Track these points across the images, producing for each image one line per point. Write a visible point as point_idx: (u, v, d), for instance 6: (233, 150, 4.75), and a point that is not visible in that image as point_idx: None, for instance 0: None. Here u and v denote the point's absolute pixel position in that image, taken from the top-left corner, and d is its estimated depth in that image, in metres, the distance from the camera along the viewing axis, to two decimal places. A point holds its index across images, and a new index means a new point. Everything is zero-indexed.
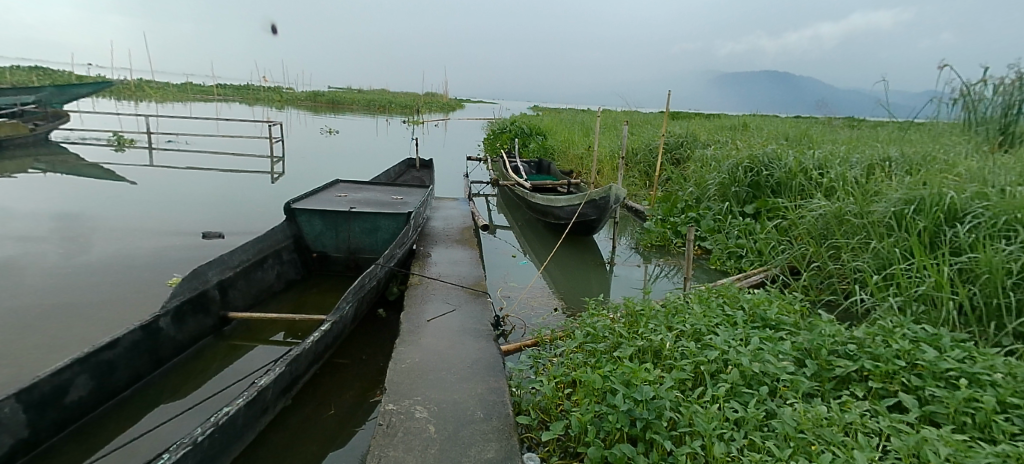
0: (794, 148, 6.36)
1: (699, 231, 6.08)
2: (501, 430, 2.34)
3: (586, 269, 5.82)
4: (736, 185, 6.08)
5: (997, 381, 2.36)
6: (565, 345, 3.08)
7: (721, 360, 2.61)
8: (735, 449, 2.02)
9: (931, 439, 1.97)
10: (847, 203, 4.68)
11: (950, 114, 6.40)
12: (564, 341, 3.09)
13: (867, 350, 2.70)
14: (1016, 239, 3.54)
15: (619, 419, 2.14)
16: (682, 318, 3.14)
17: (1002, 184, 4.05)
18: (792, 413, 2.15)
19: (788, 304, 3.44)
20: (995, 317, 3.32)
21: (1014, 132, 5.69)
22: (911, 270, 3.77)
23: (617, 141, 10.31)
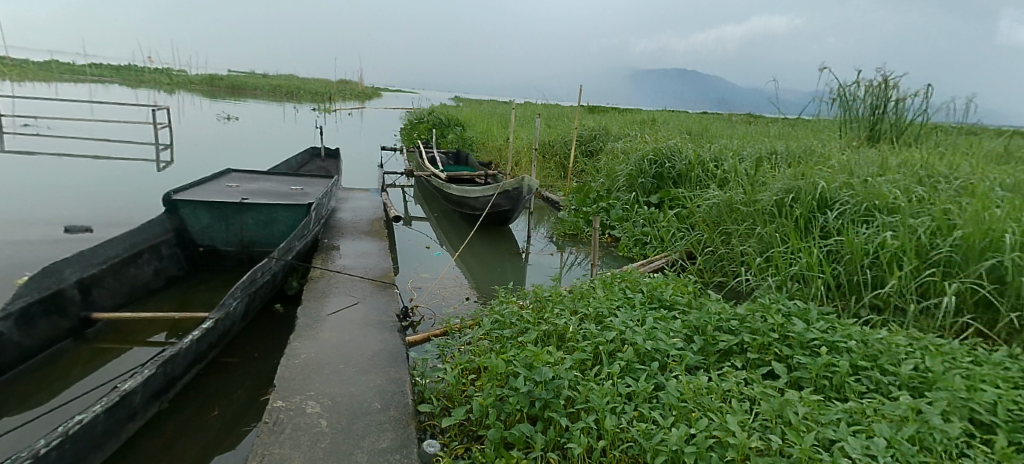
0: (694, 142, 6.77)
1: (609, 219, 6.33)
2: (398, 420, 2.33)
3: (502, 259, 5.87)
4: (642, 176, 6.39)
5: (852, 348, 2.68)
6: (472, 332, 3.09)
7: (618, 339, 2.76)
8: (625, 420, 2.14)
9: (791, 399, 2.19)
10: (737, 193, 5.09)
11: (828, 113, 7.11)
12: (472, 329, 3.10)
13: (746, 325, 2.97)
14: (873, 224, 4.02)
15: (519, 401, 2.21)
16: (586, 302, 3.27)
17: (865, 175, 4.57)
18: (677, 385, 2.31)
19: (683, 286, 3.68)
20: (855, 291, 3.78)
21: (880, 129, 6.42)
22: (787, 253, 4.18)
23: (534, 134, 10.45)
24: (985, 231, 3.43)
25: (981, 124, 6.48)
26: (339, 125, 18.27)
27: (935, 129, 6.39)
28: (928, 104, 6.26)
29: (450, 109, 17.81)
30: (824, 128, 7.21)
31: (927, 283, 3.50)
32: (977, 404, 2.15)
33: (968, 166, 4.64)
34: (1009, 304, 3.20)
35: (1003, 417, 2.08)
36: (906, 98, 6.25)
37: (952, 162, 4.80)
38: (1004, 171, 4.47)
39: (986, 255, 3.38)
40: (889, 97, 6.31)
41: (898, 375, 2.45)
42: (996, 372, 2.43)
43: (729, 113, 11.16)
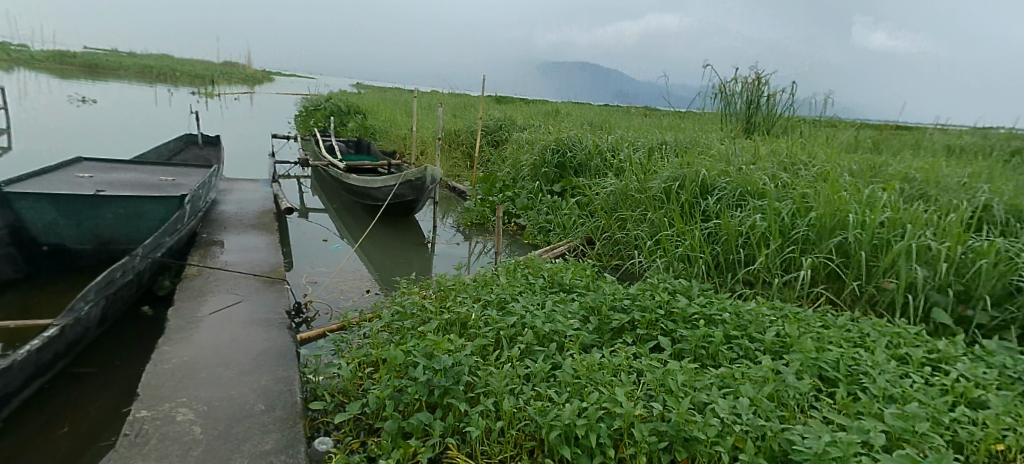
0: (593, 133, 7.03)
1: (514, 208, 6.42)
2: (284, 420, 2.22)
3: (408, 250, 5.71)
4: (545, 166, 6.52)
5: (726, 320, 2.93)
6: (371, 324, 2.94)
7: (519, 324, 2.79)
8: (523, 400, 2.18)
9: (672, 369, 2.36)
10: (631, 181, 5.34)
11: (712, 107, 7.69)
12: (370, 321, 2.96)
13: (637, 303, 3.15)
14: (745, 208, 4.43)
15: (417, 390, 2.18)
16: (489, 289, 3.28)
17: (741, 163, 5.01)
18: (571, 363, 2.38)
19: (582, 270, 3.82)
20: (731, 269, 4.16)
21: (755, 122, 7.05)
22: (674, 236, 4.49)
23: (439, 123, 10.30)
24: (834, 211, 3.91)
25: (836, 118, 7.35)
26: (225, 110, 16.84)
27: (800, 121, 7.15)
28: (794, 100, 6.98)
29: (349, 95, 17.05)
30: (709, 121, 7.80)
31: (790, 258, 3.92)
32: (824, 362, 2.46)
33: (826, 155, 5.24)
34: (852, 274, 3.67)
35: (844, 372, 2.39)
36: (776, 94, 6.91)
37: (812, 151, 5.38)
38: (853, 159, 5.11)
39: (835, 232, 3.85)
40: (761, 92, 6.95)
41: (763, 341, 2.73)
42: (840, 334, 2.78)
43: (628, 106, 11.70)
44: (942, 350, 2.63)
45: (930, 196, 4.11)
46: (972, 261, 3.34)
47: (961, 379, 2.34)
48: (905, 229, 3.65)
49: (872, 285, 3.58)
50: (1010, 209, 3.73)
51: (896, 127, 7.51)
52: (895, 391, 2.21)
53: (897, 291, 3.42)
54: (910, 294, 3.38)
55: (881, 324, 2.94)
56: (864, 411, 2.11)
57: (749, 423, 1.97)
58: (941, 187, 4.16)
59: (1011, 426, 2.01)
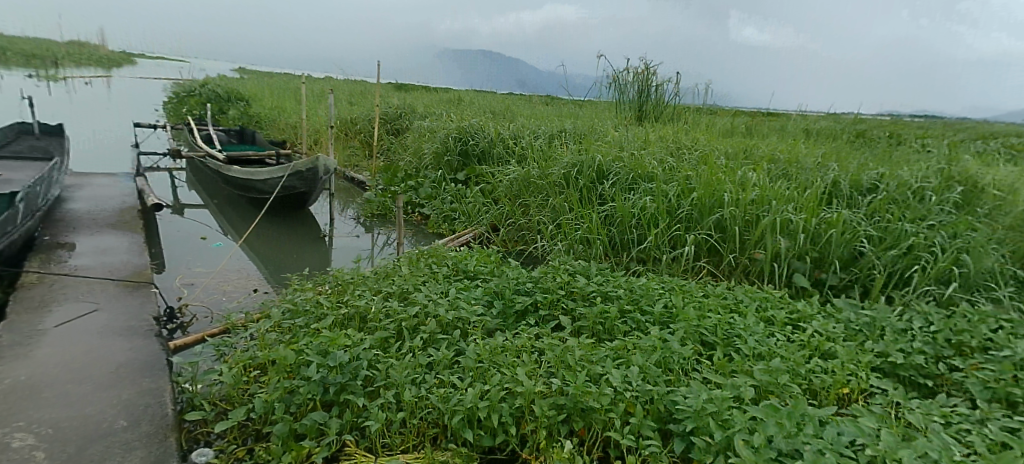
0: (494, 120, 7.04)
1: (417, 197, 6.23)
2: (152, 434, 2.03)
3: (301, 246, 5.38)
4: (447, 153, 6.43)
5: (621, 295, 3.09)
6: (257, 325, 2.68)
7: (422, 313, 2.70)
8: (425, 389, 2.13)
9: (570, 346, 2.43)
10: (532, 167, 5.40)
11: (608, 96, 7.97)
12: (256, 323, 2.73)
13: (540, 286, 3.21)
14: (637, 191, 4.67)
15: (310, 390, 2.06)
16: (391, 281, 3.11)
17: (634, 149, 5.25)
18: (475, 348, 2.35)
19: (486, 256, 3.76)
20: (626, 249, 4.38)
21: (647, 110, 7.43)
22: (573, 220, 4.63)
23: (334, 111, 9.77)
24: (711, 191, 4.24)
25: (716, 107, 7.98)
26: (80, 97, 14.78)
27: (686, 109, 7.65)
28: (680, 89, 7.45)
29: (230, 81, 15.67)
30: (605, 109, 8.10)
31: (676, 235, 4.21)
32: (704, 329, 2.67)
33: (707, 140, 5.66)
34: (728, 248, 4.02)
35: (721, 336, 2.61)
36: (663, 84, 7.36)
37: (697, 137, 5.77)
38: (731, 143, 5.56)
39: (714, 210, 4.18)
40: (650, 82, 7.37)
41: (653, 313, 2.92)
42: (718, 302, 3.04)
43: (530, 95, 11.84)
44: (801, 310, 2.96)
45: (792, 175, 4.59)
46: (824, 231, 3.79)
47: (816, 335, 2.64)
48: (771, 204, 4.04)
49: (745, 256, 3.95)
50: (854, 184, 4.27)
51: (766, 114, 8.29)
52: (763, 350, 2.45)
53: (765, 261, 3.80)
54: (776, 263, 3.77)
55: (752, 291, 3.25)
56: (738, 369, 2.33)
57: (638, 389, 2.09)
58: (803, 166, 4.64)
59: (853, 371, 2.32)
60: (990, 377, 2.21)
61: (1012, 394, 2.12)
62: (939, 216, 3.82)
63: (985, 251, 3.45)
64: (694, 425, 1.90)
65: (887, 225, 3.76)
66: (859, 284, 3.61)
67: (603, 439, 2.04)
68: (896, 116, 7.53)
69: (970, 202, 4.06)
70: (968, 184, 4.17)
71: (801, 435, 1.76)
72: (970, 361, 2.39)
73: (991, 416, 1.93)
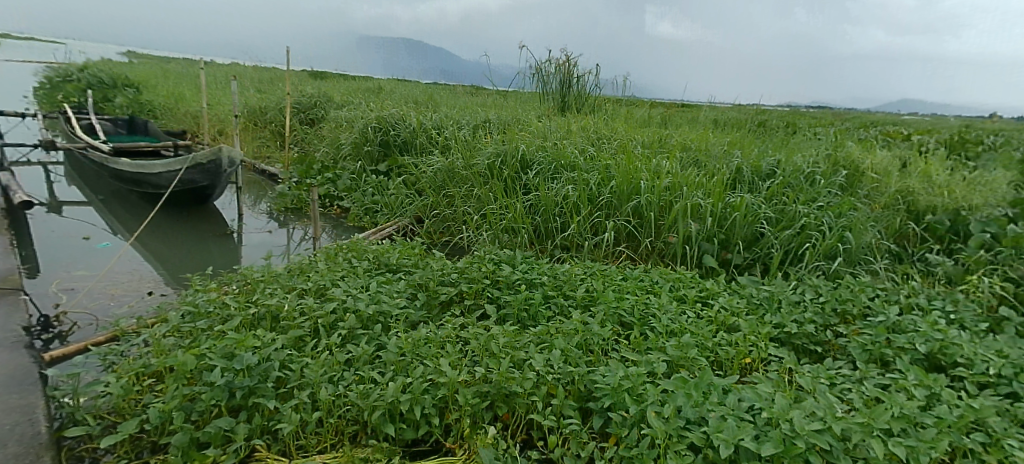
0: (416, 110, 6.89)
1: (335, 190, 5.97)
2: (24, 455, 1.84)
3: (205, 242, 5.02)
4: (367, 144, 6.21)
5: (545, 282, 3.13)
6: (147, 331, 2.47)
7: (340, 309, 2.60)
8: (343, 387, 2.06)
9: (495, 333, 2.43)
10: (456, 158, 5.33)
11: (531, 86, 8.04)
12: (147, 328, 2.52)
13: (465, 276, 3.18)
14: (560, 180, 4.75)
15: (214, 396, 1.93)
16: (306, 277, 2.96)
17: (557, 139, 5.33)
18: (396, 341, 2.30)
19: (409, 248, 3.65)
20: (550, 236, 4.46)
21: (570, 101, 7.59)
22: (498, 209, 4.64)
23: (241, 99, 9.14)
24: (629, 180, 4.41)
25: (634, 98, 8.27)
26: None
27: (606, 100, 7.86)
28: (600, 80, 7.67)
29: (119, 66, 14.19)
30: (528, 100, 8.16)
31: (597, 222, 4.33)
32: (622, 310, 2.78)
33: (626, 130, 5.86)
34: (645, 233, 4.20)
35: (637, 316, 2.73)
36: (585, 75, 7.54)
37: (616, 127, 5.95)
38: (648, 132, 5.79)
39: (631, 197, 4.35)
40: (572, 73, 7.53)
41: (576, 297, 2.99)
42: (636, 284, 3.17)
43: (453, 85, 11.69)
44: (710, 288, 3.16)
45: (702, 162, 4.86)
46: (729, 214, 4.05)
47: (723, 311, 2.82)
48: (683, 191, 4.25)
49: (660, 240, 4.14)
50: (755, 170, 4.59)
51: (680, 105, 8.70)
52: (675, 327, 2.59)
53: (678, 243, 4.01)
54: (687, 245, 3.98)
55: (666, 272, 3.41)
56: (652, 347, 2.45)
57: (560, 372, 2.15)
58: (713, 154, 4.92)
59: (754, 342, 2.52)
60: (868, 340, 2.46)
61: (885, 354, 2.38)
62: (827, 198, 4.20)
63: (863, 229, 3.84)
64: (611, 402, 1.98)
65: (783, 208, 4.08)
66: (760, 262, 3.90)
67: (526, 422, 2.09)
68: (794, 107, 8.16)
69: (853, 185, 4.48)
70: (852, 169, 4.61)
71: (706, 403, 1.90)
72: (853, 328, 2.66)
73: (867, 375, 2.16)
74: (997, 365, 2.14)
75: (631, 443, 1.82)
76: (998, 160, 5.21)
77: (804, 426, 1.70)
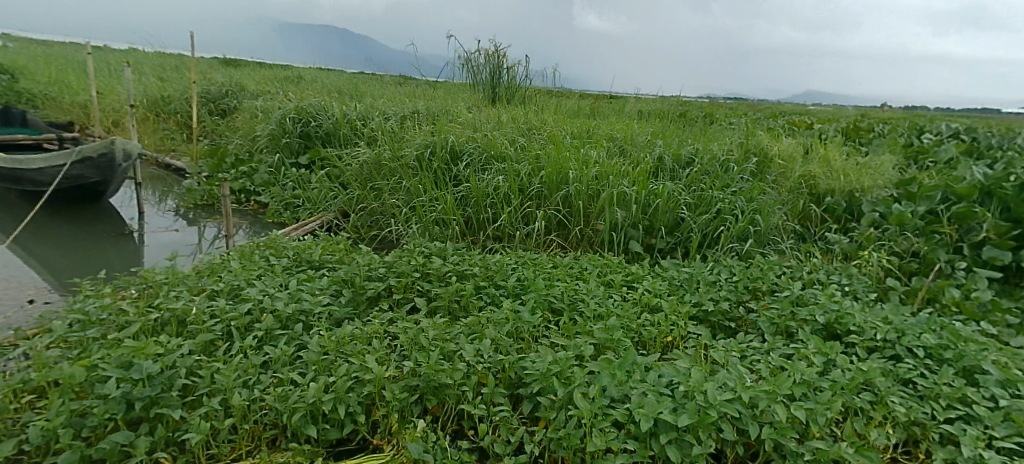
0: (339, 100, 6.62)
1: (252, 185, 5.65)
2: None
3: (100, 242, 4.60)
4: (286, 136, 5.91)
5: (475, 273, 3.12)
6: (27, 343, 2.24)
7: (256, 310, 2.46)
8: (259, 391, 1.96)
9: (423, 326, 2.39)
10: (383, 149, 5.18)
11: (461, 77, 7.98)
12: (26, 341, 2.28)
13: (393, 270, 3.10)
14: (490, 171, 4.74)
15: (110, 408, 1.78)
16: (218, 278, 2.78)
17: (485, 129, 5.32)
18: (318, 339, 2.22)
19: (333, 243, 3.51)
20: (482, 227, 4.45)
21: (499, 92, 7.60)
22: (427, 202, 4.56)
23: (141, 87, 8.42)
24: (558, 169, 4.47)
25: (562, 89, 8.38)
26: None
27: (535, 91, 7.93)
28: (529, 72, 7.73)
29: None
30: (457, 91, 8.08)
31: (528, 212, 4.37)
32: (552, 297, 2.82)
33: (555, 120, 5.93)
34: (575, 221, 4.29)
35: (566, 302, 2.79)
36: (514, 66, 7.56)
37: (544, 118, 6.01)
38: (576, 123, 5.89)
39: (560, 186, 4.42)
40: (501, 64, 7.53)
41: (507, 286, 3.01)
42: (565, 272, 3.23)
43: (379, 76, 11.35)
44: (635, 272, 3.27)
45: (627, 151, 5.01)
46: (652, 201, 4.20)
47: (647, 293, 2.93)
48: (609, 179, 4.36)
49: (589, 228, 4.24)
50: (676, 158, 4.79)
51: (606, 96, 8.93)
52: (601, 311, 2.66)
53: (605, 231, 4.13)
54: (614, 232, 4.11)
55: (594, 259, 3.50)
56: (580, 331, 2.50)
57: (489, 361, 2.15)
58: (636, 144, 5.09)
59: (675, 321, 2.64)
60: (776, 314, 2.64)
61: (790, 326, 2.57)
62: (740, 184, 4.46)
63: (771, 211, 4.12)
64: (539, 387, 2.01)
65: (701, 194, 4.29)
66: (682, 246, 4.10)
67: (456, 412, 2.08)
68: (711, 99, 8.59)
69: (762, 170, 4.78)
70: (761, 156, 4.91)
71: (630, 382, 1.97)
72: (762, 303, 2.84)
73: (774, 346, 2.32)
74: (884, 330, 2.37)
75: (558, 425, 1.86)
76: (885, 146, 5.74)
77: (716, 397, 1.81)
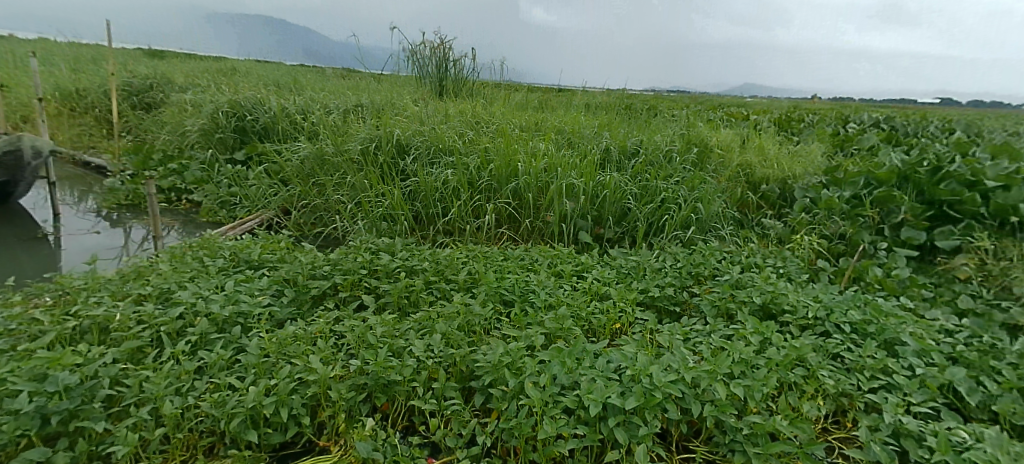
0: (277, 93, 6.36)
1: (183, 183, 5.35)
2: None
3: (9, 247, 4.23)
4: (219, 131, 5.63)
5: (425, 268, 3.08)
6: None
7: (188, 314, 2.34)
8: (194, 397, 1.87)
9: (371, 323, 2.34)
10: (325, 143, 5.03)
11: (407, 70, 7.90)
12: None
13: (338, 267, 3.01)
14: (438, 165, 4.69)
15: (22, 424, 1.65)
16: (145, 281, 2.62)
17: (432, 123, 5.25)
18: (258, 342, 2.13)
19: (274, 242, 3.37)
20: (431, 222, 4.40)
21: (446, 85, 7.52)
22: (374, 197, 4.46)
23: (52, 79, 7.79)
24: (507, 163, 4.48)
25: (510, 81, 8.38)
26: None
27: (483, 84, 7.89)
28: (476, 65, 7.69)
29: None
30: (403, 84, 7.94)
31: (478, 205, 4.36)
32: (503, 289, 2.82)
33: (502, 113, 5.93)
34: (525, 214, 4.31)
35: (517, 293, 2.80)
36: (460, 59, 7.50)
37: (492, 111, 5.99)
38: (524, 116, 5.91)
39: (510, 179, 4.42)
40: (448, 57, 7.44)
41: (458, 280, 2.98)
42: (516, 264, 3.24)
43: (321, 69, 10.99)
44: (584, 262, 3.32)
45: (575, 143, 5.07)
46: (600, 191, 4.28)
47: (596, 282, 2.98)
48: (557, 171, 4.40)
49: (539, 220, 4.27)
50: (621, 149, 4.88)
51: (553, 89, 9.00)
52: (552, 301, 2.69)
53: (555, 222, 4.17)
54: (563, 224, 4.16)
55: (545, 250, 3.52)
56: (531, 321, 2.52)
57: (440, 355, 2.13)
58: (583, 136, 5.15)
59: (623, 308, 2.70)
60: (717, 297, 2.74)
61: (730, 308, 2.68)
62: (682, 174, 4.60)
63: (711, 200, 4.28)
64: (491, 378, 2.01)
65: (646, 184, 4.40)
66: (629, 235, 4.19)
67: (406, 408, 2.06)
68: (655, 92, 8.81)
69: (703, 160, 4.95)
70: (702, 146, 5.09)
71: (579, 368, 2.00)
72: (704, 287, 2.95)
73: (715, 328, 2.42)
74: (814, 308, 2.51)
75: (510, 415, 1.87)
76: (815, 135, 6.07)
77: (661, 378, 1.87)
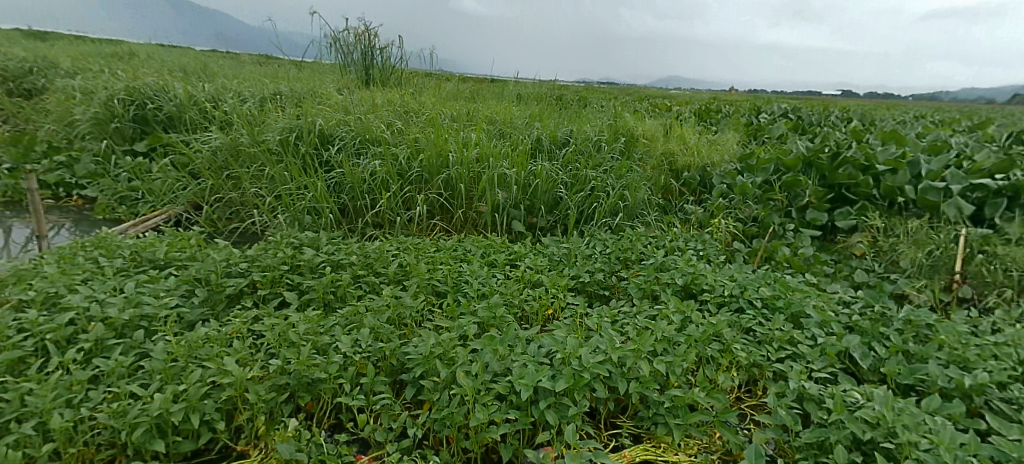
0: (184, 80, 5.92)
1: (73, 177, 4.86)
2: None
3: None
4: (115, 120, 5.16)
5: (353, 262, 2.97)
6: None
7: (81, 319, 2.14)
8: (88, 408, 1.71)
9: (293, 320, 2.23)
10: (239, 133, 4.73)
11: (329, 57, 7.57)
12: None
13: (257, 264, 2.85)
14: (365, 156, 4.55)
15: None
16: (28, 285, 2.37)
17: (357, 112, 5.06)
18: (164, 346, 1.98)
19: (185, 239, 3.14)
20: (359, 215, 4.27)
21: (373, 74, 7.29)
22: (295, 190, 4.25)
23: None
24: (438, 153, 4.41)
25: (440, 71, 8.25)
26: None
27: (411, 73, 7.72)
28: (404, 53, 7.51)
29: None
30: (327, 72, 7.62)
31: (408, 197, 4.28)
32: (435, 280, 2.79)
33: (431, 103, 5.83)
34: (457, 204, 4.27)
35: (450, 284, 2.77)
36: (387, 47, 7.31)
37: (420, 101, 5.88)
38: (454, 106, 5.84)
39: (441, 170, 4.37)
40: (373, 45, 7.20)
41: (388, 273, 2.91)
42: (448, 254, 3.20)
43: None
44: (517, 251, 3.34)
45: (506, 133, 5.07)
46: (531, 180, 4.31)
47: (527, 269, 3.01)
48: (489, 161, 4.39)
49: (472, 210, 4.25)
50: (551, 138, 4.94)
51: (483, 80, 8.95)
52: (485, 290, 2.69)
53: (487, 212, 4.16)
54: (496, 214, 4.17)
55: (478, 240, 3.51)
56: (463, 311, 2.50)
57: (368, 350, 2.08)
58: (513, 126, 5.17)
59: (555, 294, 2.74)
60: (643, 280, 2.84)
61: (654, 289, 2.78)
62: (610, 162, 4.72)
63: (637, 187, 4.42)
64: (422, 370, 1.98)
65: (576, 173, 4.49)
66: (561, 223, 4.27)
67: (333, 406, 1.99)
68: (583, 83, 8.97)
69: (629, 149, 5.10)
70: (628, 136, 5.25)
71: (511, 355, 2.01)
72: (631, 271, 3.05)
73: (641, 309, 2.50)
74: (730, 287, 2.65)
75: (441, 405, 1.86)
76: (731, 125, 6.42)
77: (589, 360, 1.92)
